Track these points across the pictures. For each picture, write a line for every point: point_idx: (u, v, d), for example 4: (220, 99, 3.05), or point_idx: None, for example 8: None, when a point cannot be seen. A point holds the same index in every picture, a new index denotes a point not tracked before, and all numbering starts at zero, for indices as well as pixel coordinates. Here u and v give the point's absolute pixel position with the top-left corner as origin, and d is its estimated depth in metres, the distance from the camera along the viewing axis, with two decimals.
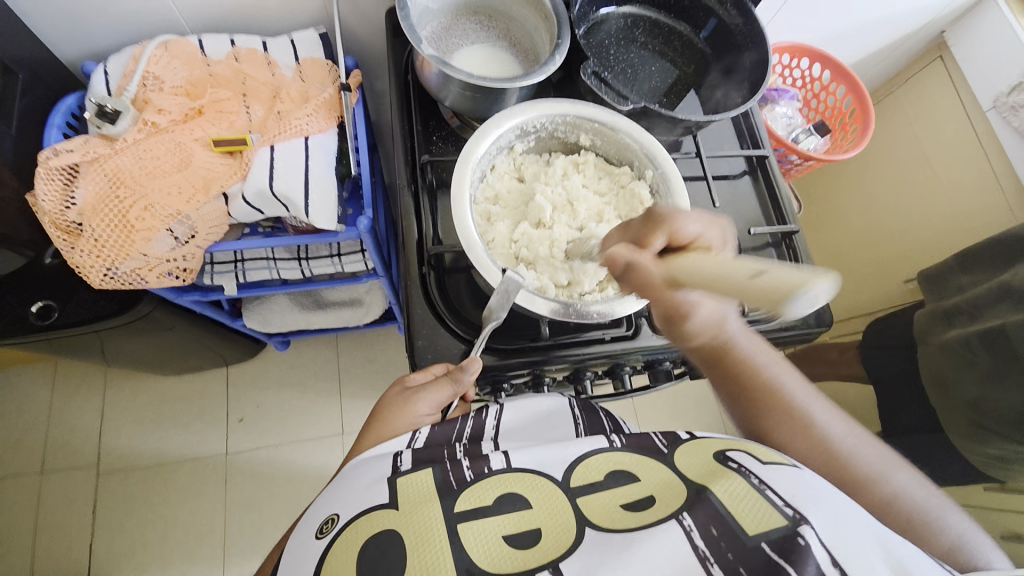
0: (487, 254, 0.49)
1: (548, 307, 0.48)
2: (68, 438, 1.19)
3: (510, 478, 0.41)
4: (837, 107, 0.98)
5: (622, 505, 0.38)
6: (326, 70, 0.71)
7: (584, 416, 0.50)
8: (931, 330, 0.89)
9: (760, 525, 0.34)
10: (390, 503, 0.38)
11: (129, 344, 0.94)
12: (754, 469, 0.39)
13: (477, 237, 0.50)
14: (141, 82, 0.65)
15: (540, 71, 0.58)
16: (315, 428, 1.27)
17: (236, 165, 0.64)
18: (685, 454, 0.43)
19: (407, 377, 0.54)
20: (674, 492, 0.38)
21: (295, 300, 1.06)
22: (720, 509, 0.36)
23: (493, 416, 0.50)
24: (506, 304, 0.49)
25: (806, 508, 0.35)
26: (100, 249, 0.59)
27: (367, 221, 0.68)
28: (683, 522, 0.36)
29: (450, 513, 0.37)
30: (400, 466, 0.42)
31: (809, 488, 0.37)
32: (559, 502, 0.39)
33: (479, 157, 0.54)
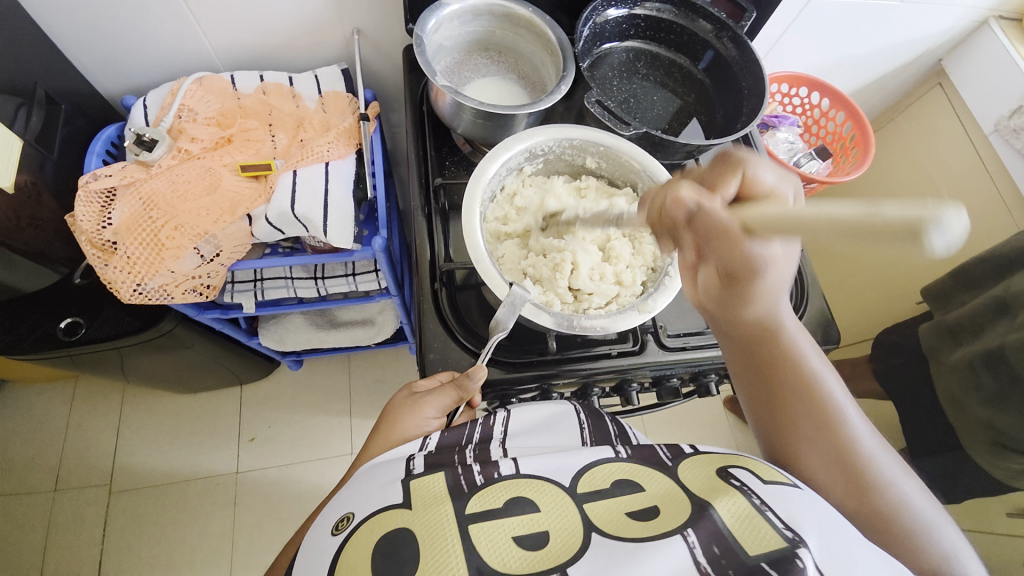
0: (495, 268, 0.51)
1: (552, 321, 0.50)
2: (83, 456, 1.22)
3: (518, 482, 0.41)
4: (837, 132, 1.01)
5: (626, 513, 0.39)
6: (347, 102, 0.76)
7: (590, 422, 0.51)
8: (941, 349, 0.89)
9: (762, 545, 0.35)
10: (403, 502, 0.40)
11: (149, 360, 0.97)
12: (756, 488, 0.40)
13: (485, 252, 0.52)
14: (177, 114, 0.70)
15: (546, 100, 0.61)
16: (326, 447, 1.28)
17: (261, 190, 0.68)
18: (688, 469, 0.43)
19: (414, 382, 0.56)
20: (678, 505, 0.39)
21: (309, 319, 1.09)
22: (722, 528, 0.36)
23: (501, 423, 0.50)
24: (514, 316, 0.51)
25: (806, 532, 0.35)
26: (132, 266, 0.63)
27: (381, 241, 0.71)
28: (688, 538, 0.36)
29: (462, 514, 0.38)
30: (413, 469, 0.43)
31: (808, 510, 0.37)
32: (567, 506, 0.39)
33: (490, 177, 0.57)
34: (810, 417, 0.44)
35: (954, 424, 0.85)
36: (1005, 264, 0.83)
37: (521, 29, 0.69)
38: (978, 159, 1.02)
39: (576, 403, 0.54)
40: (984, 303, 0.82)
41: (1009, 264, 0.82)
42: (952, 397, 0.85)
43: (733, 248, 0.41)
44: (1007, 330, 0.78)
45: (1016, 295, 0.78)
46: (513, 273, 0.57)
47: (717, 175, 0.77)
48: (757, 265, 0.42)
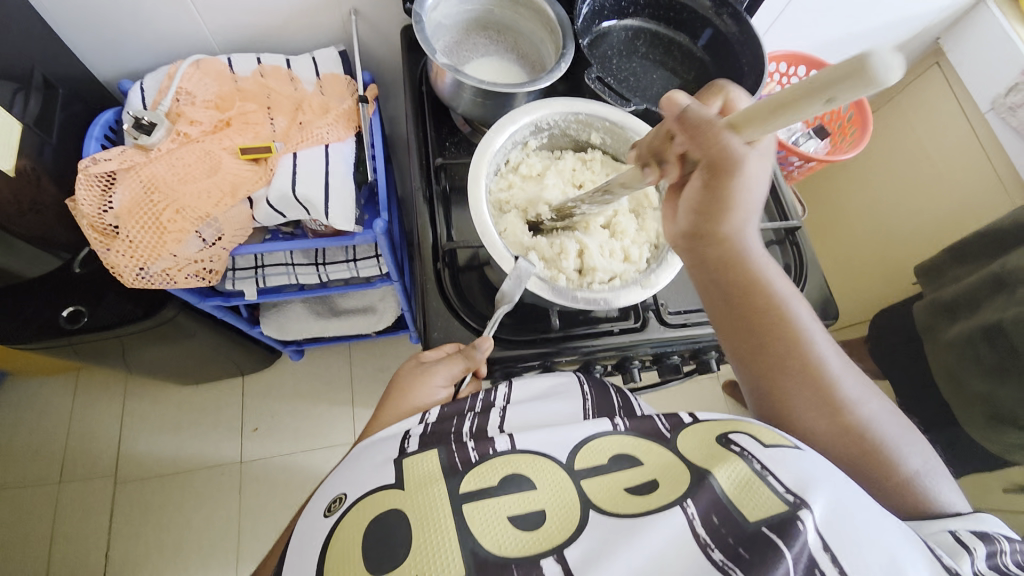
0: (501, 241, 0.52)
1: (557, 296, 0.50)
2: (87, 447, 1.22)
3: (512, 461, 0.40)
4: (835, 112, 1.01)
5: (624, 489, 0.39)
6: (345, 84, 0.76)
7: (593, 394, 0.51)
8: (937, 326, 0.90)
9: (762, 513, 0.35)
10: (395, 483, 0.40)
11: (151, 350, 0.97)
12: (756, 452, 0.39)
13: (491, 224, 0.52)
14: (175, 97, 0.70)
15: (546, 77, 0.61)
16: (329, 436, 1.28)
17: (262, 172, 0.68)
18: (687, 437, 0.43)
19: (422, 352, 0.57)
20: (677, 476, 0.38)
21: (311, 307, 1.09)
22: (720, 496, 0.36)
23: (502, 396, 0.50)
24: (520, 288, 0.51)
25: (808, 493, 0.35)
26: (134, 251, 0.63)
27: (383, 224, 0.71)
28: (686, 509, 0.36)
29: (456, 494, 0.38)
30: (407, 448, 0.43)
31: (812, 472, 0.37)
32: (563, 485, 0.39)
33: (495, 150, 0.57)
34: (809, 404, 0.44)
35: (952, 399, 0.86)
36: (1001, 239, 0.84)
37: (519, 7, 0.68)
38: (976, 137, 1.03)
39: (580, 376, 0.54)
40: (982, 279, 0.83)
41: (1008, 239, 0.83)
42: (949, 373, 0.86)
43: (708, 139, 0.40)
44: (1004, 306, 0.78)
45: (1013, 268, 0.78)
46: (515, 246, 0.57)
47: None
48: (732, 162, 0.39)
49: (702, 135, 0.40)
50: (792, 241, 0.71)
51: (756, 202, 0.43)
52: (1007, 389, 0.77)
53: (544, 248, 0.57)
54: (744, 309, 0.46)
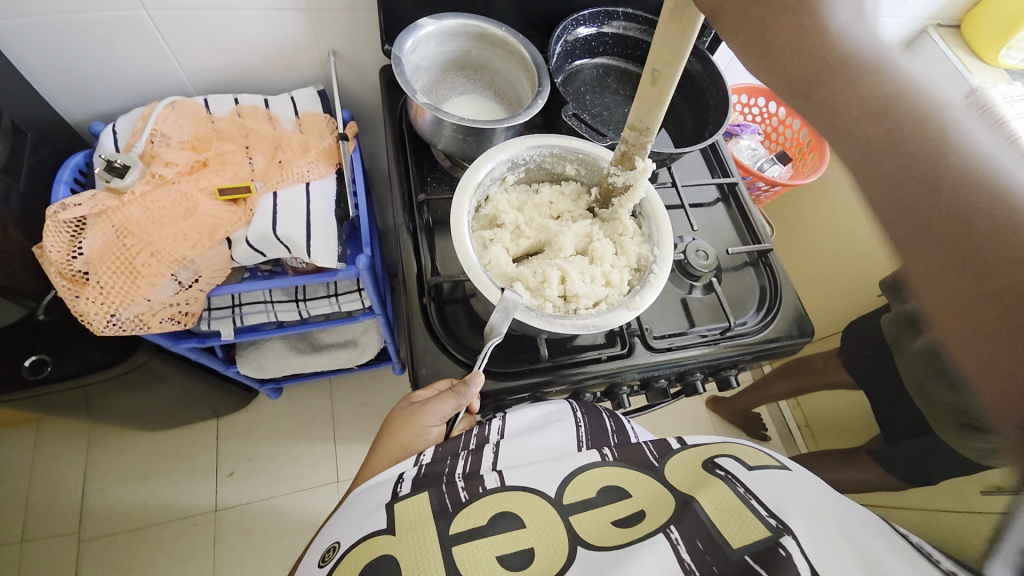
0: (486, 274, 0.52)
1: (546, 322, 0.51)
2: (46, 505, 1.13)
3: (502, 497, 0.40)
4: (795, 138, 1.08)
5: (611, 521, 0.39)
6: (324, 123, 0.76)
7: (585, 416, 0.51)
8: (903, 337, 0.94)
9: (744, 537, 0.35)
10: (386, 528, 0.38)
11: (119, 396, 0.92)
12: (739, 476, 0.41)
13: (476, 259, 0.53)
14: (150, 140, 0.69)
15: (523, 115, 0.63)
16: (310, 476, 1.23)
17: (240, 213, 0.67)
18: (674, 465, 0.44)
19: (413, 393, 0.57)
20: (664, 504, 0.39)
21: (290, 344, 1.06)
22: (703, 520, 0.37)
23: (497, 429, 0.49)
24: (507, 321, 0.51)
25: (789, 516, 0.36)
26: (106, 297, 0.60)
27: (366, 259, 0.71)
28: (670, 535, 0.36)
29: (445, 537, 0.37)
30: (399, 492, 0.42)
31: (793, 495, 0.38)
32: (552, 521, 0.39)
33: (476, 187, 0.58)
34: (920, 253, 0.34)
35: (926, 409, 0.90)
36: None
37: (495, 48, 0.71)
38: None
39: (572, 401, 0.54)
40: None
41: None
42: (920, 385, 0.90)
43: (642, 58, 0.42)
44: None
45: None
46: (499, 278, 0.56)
47: (689, 182, 0.80)
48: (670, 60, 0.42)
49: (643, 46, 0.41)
50: (765, 262, 0.75)
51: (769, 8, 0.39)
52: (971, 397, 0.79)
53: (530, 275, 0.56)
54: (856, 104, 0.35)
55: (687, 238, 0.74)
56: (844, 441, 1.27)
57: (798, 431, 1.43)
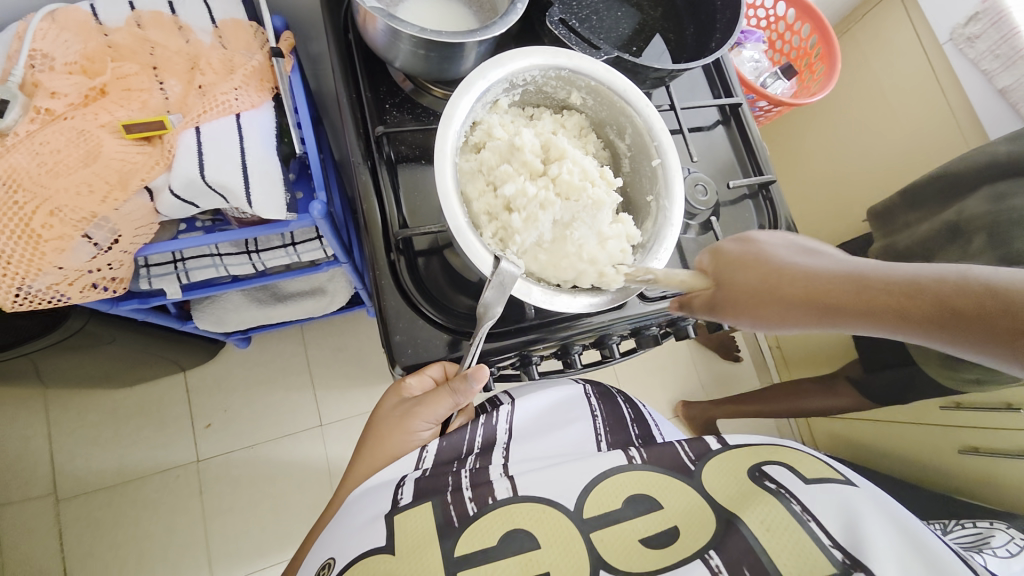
0: (477, 237, 0.45)
1: (544, 297, 0.46)
2: (15, 467, 1.09)
3: (514, 509, 0.43)
4: (802, 47, 0.96)
5: (640, 540, 0.42)
6: (251, 34, 0.62)
7: (603, 408, 0.58)
8: None
9: (802, 567, 0.38)
10: (386, 546, 0.40)
11: (64, 363, 0.84)
12: (794, 491, 0.42)
13: (464, 216, 0.45)
14: (28, 63, 0.54)
15: (500, 22, 0.51)
16: (291, 424, 1.21)
17: (157, 154, 0.54)
18: (713, 470, 0.47)
19: (403, 385, 0.54)
20: (701, 525, 0.42)
21: (250, 296, 0.97)
22: (752, 545, 0.39)
23: (505, 419, 0.54)
24: (502, 298, 0.46)
25: (859, 549, 0.37)
26: (5, 266, 0.50)
27: (321, 206, 0.61)
28: (710, 561, 0.40)
29: (450, 557, 0.40)
30: (399, 501, 0.43)
31: (851, 512, 0.40)
32: (567, 533, 0.42)
33: (463, 113, 0.47)
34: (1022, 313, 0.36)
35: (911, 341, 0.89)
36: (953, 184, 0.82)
37: None
38: (930, 71, 1.02)
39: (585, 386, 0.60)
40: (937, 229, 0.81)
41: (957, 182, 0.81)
42: None
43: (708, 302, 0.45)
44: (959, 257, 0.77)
45: (968, 220, 0.77)
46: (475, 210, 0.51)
47: (688, 104, 0.70)
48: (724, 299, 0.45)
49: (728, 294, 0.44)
50: (765, 194, 0.68)
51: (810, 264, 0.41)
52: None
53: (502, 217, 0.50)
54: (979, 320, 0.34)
55: (686, 168, 0.66)
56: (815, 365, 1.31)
57: (768, 350, 1.46)
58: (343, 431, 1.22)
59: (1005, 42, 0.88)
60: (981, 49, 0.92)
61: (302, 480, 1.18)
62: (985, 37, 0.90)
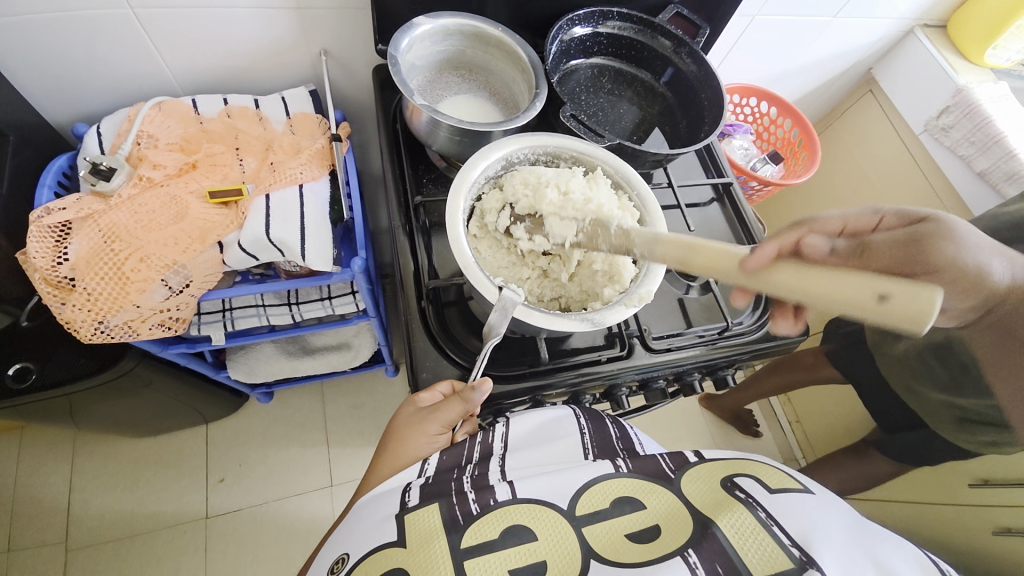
0: (482, 272, 0.52)
1: (543, 319, 0.52)
2: (33, 513, 1.11)
3: (513, 509, 0.43)
4: (786, 138, 1.10)
5: (627, 534, 0.42)
6: (316, 124, 0.75)
7: (591, 425, 0.55)
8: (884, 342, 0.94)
9: (767, 567, 0.37)
10: (397, 541, 0.41)
11: (103, 404, 0.90)
12: (760, 499, 0.43)
13: (472, 257, 0.53)
14: (135, 141, 0.67)
15: (521, 116, 0.63)
16: (303, 481, 1.22)
17: (232, 216, 0.66)
18: (692, 481, 0.47)
19: (416, 397, 0.56)
20: (680, 526, 0.42)
21: (281, 348, 1.05)
22: (726, 547, 0.39)
23: (500, 437, 0.52)
24: (506, 320, 0.52)
25: (813, 549, 0.37)
26: (93, 304, 0.59)
27: (361, 262, 0.70)
28: (689, 559, 0.38)
29: (457, 548, 0.40)
30: (408, 502, 0.44)
31: (808, 519, 0.40)
32: (564, 531, 0.42)
33: (471, 183, 0.57)
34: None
35: (922, 412, 0.89)
36: None
37: (491, 47, 0.70)
38: (909, 157, 1.13)
39: (574, 408, 0.58)
40: None
41: None
42: (910, 387, 0.91)
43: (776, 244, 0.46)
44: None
45: None
46: (521, 211, 0.58)
47: (685, 182, 0.80)
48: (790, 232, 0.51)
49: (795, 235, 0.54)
50: None
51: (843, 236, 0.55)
52: (968, 399, 0.80)
53: (578, 196, 0.57)
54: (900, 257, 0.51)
55: None
56: (836, 440, 1.29)
57: (789, 426, 1.46)
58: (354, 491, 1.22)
59: (977, 130, 0.97)
60: (956, 137, 1.01)
61: (307, 541, 1.15)
62: (958, 126, 1.00)
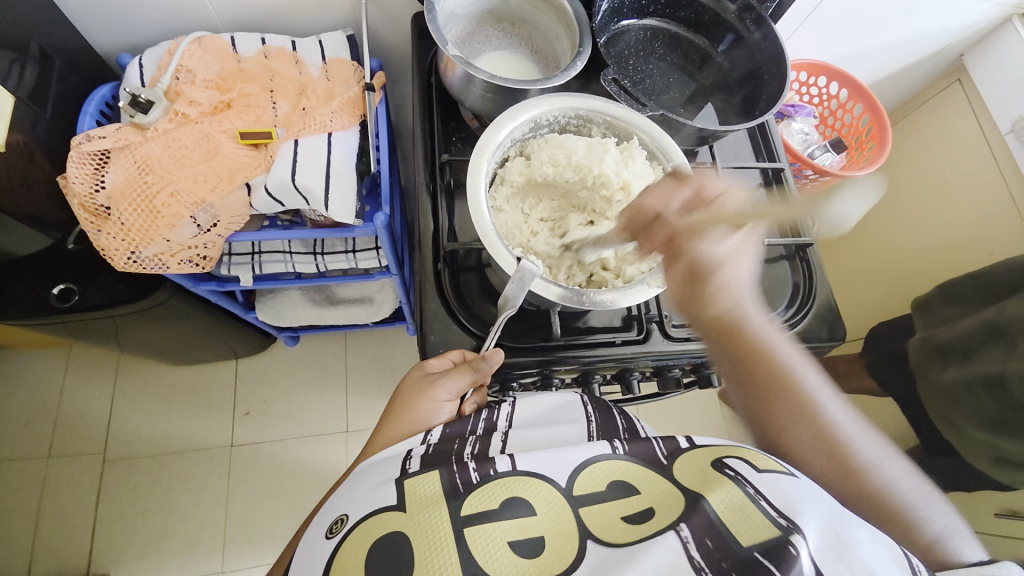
0: (500, 241, 0.50)
1: (559, 295, 0.50)
2: (77, 423, 1.21)
3: (512, 482, 0.42)
4: (854, 125, 1.00)
5: (622, 518, 0.40)
6: (352, 71, 0.73)
7: (598, 415, 0.52)
8: (928, 367, 0.84)
9: (753, 535, 0.36)
10: (396, 505, 0.41)
11: (140, 331, 0.95)
12: (749, 477, 0.41)
13: (490, 224, 0.51)
14: (175, 76, 0.67)
15: (560, 76, 0.59)
16: (321, 424, 1.28)
17: (261, 158, 0.66)
18: (683, 463, 0.44)
19: (426, 363, 0.56)
20: (673, 502, 0.40)
21: (307, 296, 1.07)
22: (714, 520, 0.37)
23: (505, 416, 0.51)
24: (522, 291, 0.50)
25: (800, 518, 0.36)
26: (127, 233, 0.61)
27: (384, 218, 0.69)
28: (681, 533, 0.37)
29: (457, 516, 0.39)
30: (408, 469, 0.44)
31: (799, 496, 0.38)
32: (562, 511, 0.40)
33: (497, 146, 0.55)
34: (812, 422, 0.46)
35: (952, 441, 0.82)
36: (997, 286, 0.80)
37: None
38: (993, 159, 1.01)
39: (581, 395, 0.56)
40: (976, 327, 0.78)
41: (997, 290, 0.80)
42: (946, 417, 0.82)
43: (681, 251, 0.46)
44: (1002, 358, 0.74)
45: (1007, 321, 0.74)
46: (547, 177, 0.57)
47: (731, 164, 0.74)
48: (711, 262, 0.45)
49: (672, 250, 0.47)
50: (802, 256, 0.69)
51: (738, 281, 0.47)
52: (1012, 435, 0.73)
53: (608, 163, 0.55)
54: (738, 358, 0.48)
55: None
56: None
57: None
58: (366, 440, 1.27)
59: None
60: None
61: (319, 481, 1.21)
62: None
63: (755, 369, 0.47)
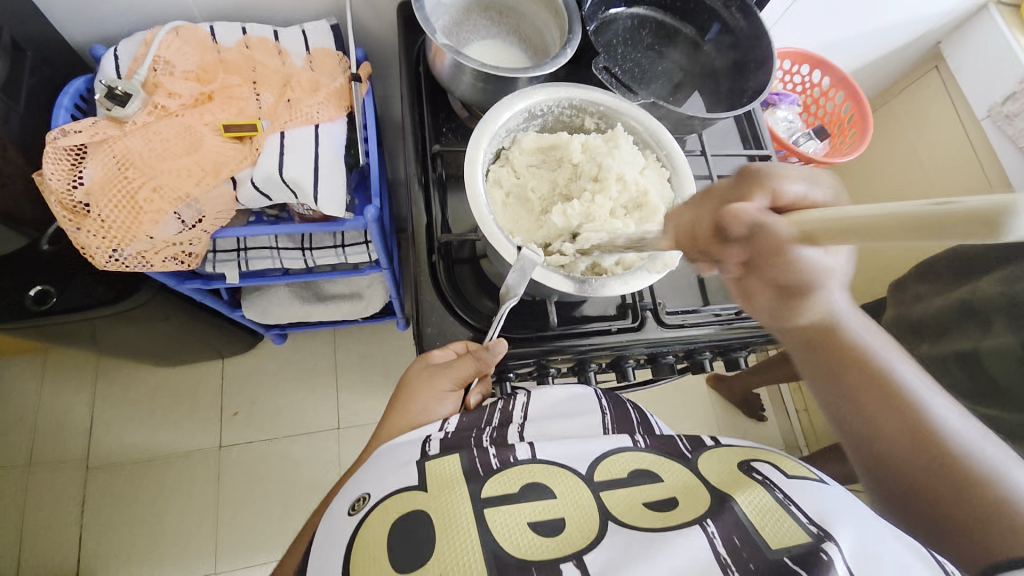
0: (501, 232, 0.50)
1: (563, 284, 0.50)
2: (58, 431, 1.18)
3: (534, 468, 0.42)
4: (836, 113, 1.03)
5: (643, 503, 0.40)
6: (337, 61, 0.71)
7: (613, 409, 0.53)
8: (903, 346, 0.87)
9: (784, 540, 0.35)
10: (419, 485, 0.41)
11: (123, 333, 0.92)
12: (778, 482, 0.41)
13: (489, 216, 0.51)
14: (152, 66, 0.65)
15: (550, 64, 0.59)
16: (313, 422, 1.26)
17: (246, 151, 0.64)
18: (709, 460, 0.45)
19: (429, 354, 0.55)
20: (698, 496, 0.40)
21: (295, 292, 1.05)
22: (742, 519, 0.37)
23: (521, 407, 0.51)
24: (524, 281, 0.50)
25: (831, 525, 0.36)
26: (107, 231, 0.59)
27: (375, 211, 0.68)
28: (706, 528, 0.37)
29: (477, 498, 0.39)
30: (428, 451, 0.44)
31: (831, 503, 0.38)
32: (581, 496, 0.40)
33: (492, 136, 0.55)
34: (910, 430, 0.43)
35: None
36: (968, 261, 0.80)
37: None
38: (968, 144, 1.04)
39: (598, 389, 0.56)
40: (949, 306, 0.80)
41: (972, 264, 0.80)
42: None
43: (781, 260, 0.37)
44: (976, 337, 0.77)
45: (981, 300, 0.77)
46: None
47: (719, 151, 0.75)
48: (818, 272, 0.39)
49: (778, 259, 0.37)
50: None
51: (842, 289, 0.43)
52: (988, 410, 0.75)
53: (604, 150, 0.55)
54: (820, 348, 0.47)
55: None
56: None
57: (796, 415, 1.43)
58: (359, 436, 1.26)
59: None
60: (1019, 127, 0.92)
61: (312, 479, 1.20)
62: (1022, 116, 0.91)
63: (838, 355, 0.46)
